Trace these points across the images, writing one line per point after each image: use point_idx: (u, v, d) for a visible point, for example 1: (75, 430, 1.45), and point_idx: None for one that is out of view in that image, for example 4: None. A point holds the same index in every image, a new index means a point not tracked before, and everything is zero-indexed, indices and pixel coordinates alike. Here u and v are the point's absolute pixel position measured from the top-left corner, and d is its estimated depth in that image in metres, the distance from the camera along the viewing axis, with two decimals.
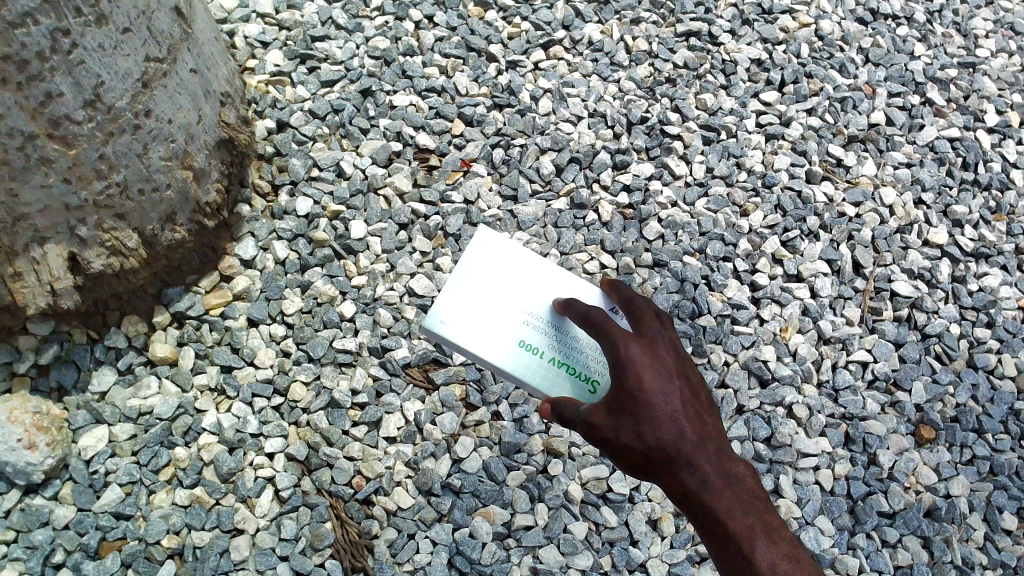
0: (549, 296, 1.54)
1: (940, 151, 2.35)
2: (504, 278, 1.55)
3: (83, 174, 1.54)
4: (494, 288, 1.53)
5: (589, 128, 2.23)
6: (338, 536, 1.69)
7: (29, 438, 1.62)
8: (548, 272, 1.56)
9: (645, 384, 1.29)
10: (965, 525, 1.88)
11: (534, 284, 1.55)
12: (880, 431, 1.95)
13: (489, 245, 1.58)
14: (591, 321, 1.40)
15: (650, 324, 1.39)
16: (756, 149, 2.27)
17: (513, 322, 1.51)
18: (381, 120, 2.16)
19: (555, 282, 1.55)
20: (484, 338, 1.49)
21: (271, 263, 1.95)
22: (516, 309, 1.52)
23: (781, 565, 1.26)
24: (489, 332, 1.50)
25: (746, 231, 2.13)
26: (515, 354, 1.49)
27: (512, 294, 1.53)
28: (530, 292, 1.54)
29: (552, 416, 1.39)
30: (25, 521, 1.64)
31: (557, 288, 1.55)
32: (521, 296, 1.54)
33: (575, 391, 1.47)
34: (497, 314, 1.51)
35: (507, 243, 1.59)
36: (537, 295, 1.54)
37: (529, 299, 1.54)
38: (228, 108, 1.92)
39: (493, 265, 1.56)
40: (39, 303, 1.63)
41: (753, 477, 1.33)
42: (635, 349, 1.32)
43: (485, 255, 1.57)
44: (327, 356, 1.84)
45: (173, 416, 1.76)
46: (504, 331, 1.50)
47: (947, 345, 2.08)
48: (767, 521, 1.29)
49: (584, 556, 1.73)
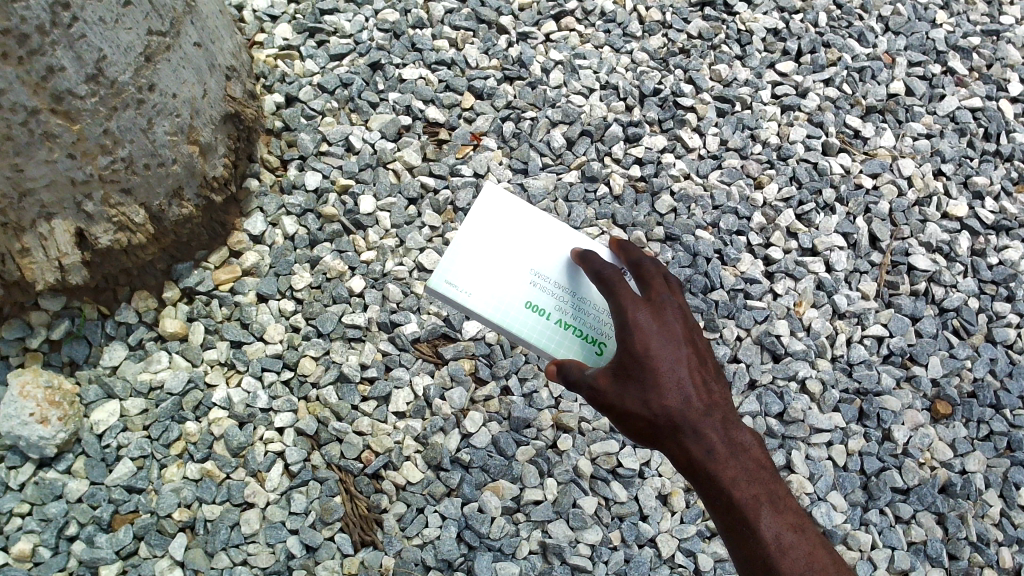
0: (556, 257, 1.52)
1: (961, 122, 2.30)
2: (510, 233, 1.53)
3: (88, 149, 1.54)
4: (503, 250, 1.51)
5: (601, 100, 2.20)
6: (348, 510, 1.69)
7: (41, 413, 1.64)
8: (554, 233, 1.54)
9: (650, 352, 1.27)
10: (981, 501, 1.86)
11: (541, 243, 1.53)
12: (895, 407, 1.92)
13: (495, 203, 1.55)
14: (605, 281, 1.37)
15: (659, 288, 1.35)
16: (772, 121, 2.23)
17: (520, 282, 1.49)
18: (391, 93, 2.14)
19: (566, 242, 1.53)
20: (489, 299, 1.48)
21: (280, 238, 1.95)
22: (526, 269, 1.50)
23: (786, 535, 1.24)
24: (495, 293, 1.49)
25: (760, 205, 2.10)
26: (521, 315, 1.48)
27: (524, 257, 1.51)
28: (539, 252, 1.52)
29: (557, 378, 1.35)
30: (38, 494, 1.66)
31: (567, 247, 1.52)
32: (529, 256, 1.52)
33: (582, 352, 1.46)
34: (505, 274, 1.50)
35: (517, 202, 1.56)
36: (544, 256, 1.52)
37: (538, 259, 1.52)
38: (235, 82, 1.91)
39: (505, 227, 1.53)
40: (48, 279, 1.65)
41: (759, 446, 1.31)
42: (642, 314, 1.30)
43: (493, 213, 1.54)
44: (336, 331, 1.84)
45: (184, 390, 1.76)
46: (511, 290, 1.49)
47: (965, 320, 2.05)
48: (771, 490, 1.27)
49: (593, 530, 1.72)
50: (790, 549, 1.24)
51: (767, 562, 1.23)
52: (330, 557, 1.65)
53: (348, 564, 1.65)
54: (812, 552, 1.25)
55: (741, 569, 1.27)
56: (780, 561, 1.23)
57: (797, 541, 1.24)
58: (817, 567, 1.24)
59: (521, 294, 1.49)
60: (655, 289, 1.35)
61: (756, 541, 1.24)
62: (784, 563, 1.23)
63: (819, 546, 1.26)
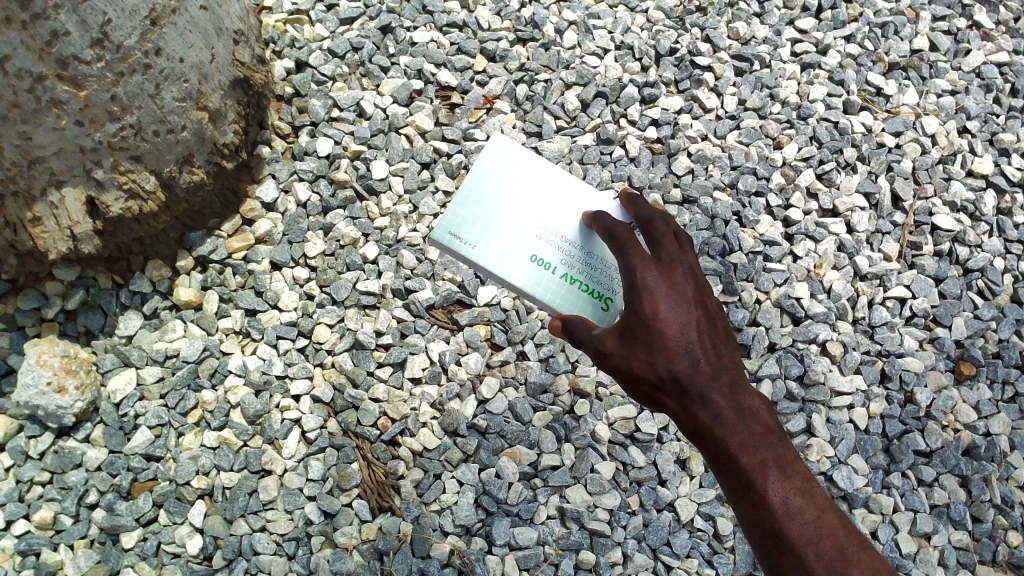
0: (567, 210, 1.49)
1: (987, 77, 2.25)
2: (519, 185, 1.50)
3: (96, 116, 1.53)
4: (511, 204, 1.48)
5: (616, 61, 2.16)
6: (365, 477, 1.70)
7: (59, 381, 1.64)
8: (564, 183, 1.51)
9: (656, 317, 1.23)
10: (1005, 463, 1.84)
11: (551, 195, 1.50)
12: (918, 369, 1.89)
13: (503, 156, 1.51)
14: (615, 238, 1.34)
15: (670, 247, 1.31)
16: (791, 79, 2.18)
17: (527, 236, 1.47)
18: (402, 57, 2.10)
19: (574, 199, 1.50)
20: (496, 253, 1.45)
21: (293, 206, 1.93)
22: (533, 224, 1.48)
23: (793, 500, 1.22)
24: (501, 247, 1.46)
25: (780, 164, 2.06)
26: (527, 270, 1.46)
27: (532, 210, 1.49)
28: (546, 208, 1.49)
29: (563, 334, 1.34)
30: (58, 463, 1.67)
31: (576, 205, 1.49)
32: (535, 211, 1.49)
33: (588, 309, 1.46)
34: (512, 230, 1.47)
35: (525, 153, 1.52)
36: (553, 209, 1.49)
37: (547, 215, 1.48)
38: (243, 46, 1.88)
39: (514, 179, 1.50)
40: (60, 248, 1.64)
41: (769, 410, 1.28)
42: (651, 274, 1.26)
43: (502, 168, 1.50)
44: (350, 298, 1.83)
45: (199, 358, 1.76)
46: (517, 246, 1.46)
47: (991, 280, 2.00)
48: (779, 454, 1.24)
49: (611, 495, 1.71)
50: (798, 513, 1.22)
51: (773, 526, 1.21)
52: (348, 523, 1.66)
53: (366, 531, 1.65)
54: (818, 516, 1.22)
55: (748, 531, 1.26)
56: (787, 526, 1.21)
57: (804, 506, 1.22)
58: (825, 531, 1.22)
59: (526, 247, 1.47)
60: (666, 250, 1.30)
61: (762, 505, 1.22)
62: (791, 528, 1.21)
63: (827, 509, 1.24)
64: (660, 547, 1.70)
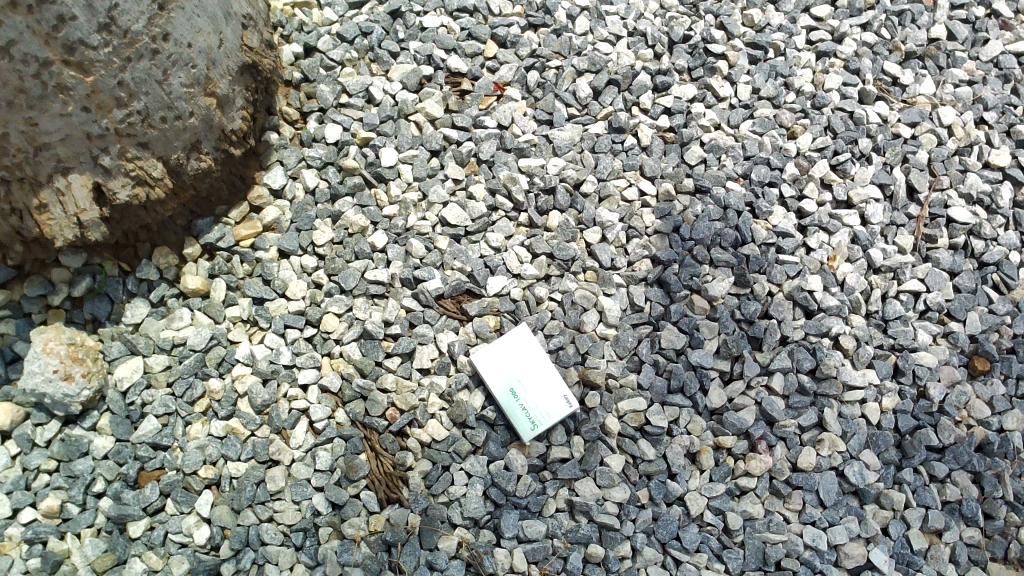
0: (541, 393, 1.69)
1: (1005, 67, 2.22)
2: (520, 364, 1.71)
3: (103, 102, 1.52)
4: (505, 351, 1.71)
5: (628, 48, 2.13)
6: (373, 468, 1.69)
7: (65, 369, 1.63)
8: (549, 379, 1.70)
9: None
10: (1018, 460, 1.83)
11: (537, 380, 1.70)
12: (931, 363, 1.87)
13: (518, 345, 1.72)
14: None
15: None
16: (806, 68, 2.15)
17: (511, 369, 1.71)
18: (412, 43, 2.07)
19: (550, 387, 1.70)
20: (491, 367, 1.71)
21: (301, 192, 1.91)
22: (519, 376, 1.70)
23: None
24: (498, 364, 1.71)
25: (794, 155, 2.03)
26: (502, 393, 1.70)
27: (523, 371, 1.70)
28: (532, 376, 1.70)
29: None
30: (65, 451, 1.66)
31: (550, 394, 1.69)
32: (526, 368, 1.71)
33: (522, 427, 1.69)
34: (512, 353, 1.71)
35: (535, 346, 1.73)
36: (535, 379, 1.70)
37: (531, 376, 1.70)
38: (252, 31, 1.83)
39: (519, 360, 1.71)
40: (67, 236, 1.61)
41: None
42: None
43: (513, 350, 1.72)
44: (359, 287, 1.81)
45: (206, 347, 1.74)
46: (506, 375, 1.70)
47: (1006, 274, 1.98)
48: None
49: (620, 489, 1.70)
50: None
51: None
52: (356, 514, 1.65)
53: (373, 522, 1.64)
54: None
55: None
56: None
57: None
58: None
59: (508, 378, 1.70)
60: None
61: None
62: None
63: None
64: (669, 541, 1.69)
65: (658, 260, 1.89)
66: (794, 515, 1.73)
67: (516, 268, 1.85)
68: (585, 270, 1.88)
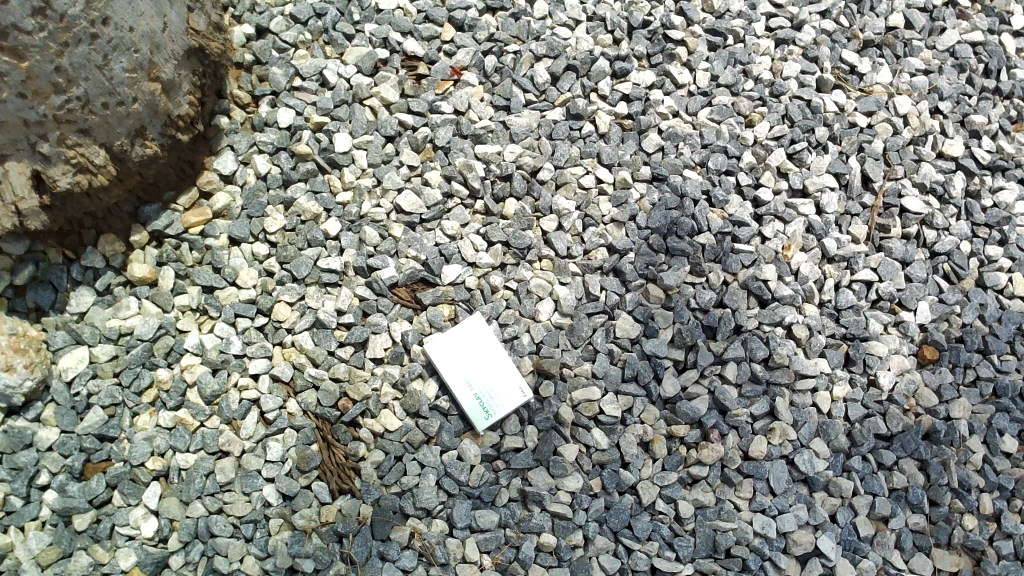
0: (496, 383, 1.69)
1: (961, 56, 2.23)
2: (475, 356, 1.70)
3: (39, 88, 1.50)
4: (460, 342, 1.71)
5: (587, 33, 2.11)
6: (325, 458, 1.67)
7: (6, 361, 1.60)
8: (504, 370, 1.69)
9: None
10: (964, 448, 1.86)
11: (492, 371, 1.69)
12: (881, 353, 1.89)
13: (474, 336, 1.71)
14: None
15: None
16: (765, 55, 2.14)
17: (466, 360, 1.70)
18: (367, 24, 2.03)
19: (505, 379, 1.69)
20: (447, 360, 1.70)
21: (252, 177, 1.88)
22: (474, 368, 1.69)
23: None
24: (453, 356, 1.70)
25: (751, 143, 2.02)
26: (457, 385, 1.69)
27: (479, 362, 1.70)
28: (487, 368, 1.69)
29: None
30: (8, 443, 1.62)
31: (504, 385, 1.69)
32: (481, 360, 1.70)
33: (475, 417, 1.69)
34: (469, 344, 1.71)
35: (491, 337, 1.72)
36: (489, 370, 1.69)
37: (486, 367, 1.69)
38: (198, 13, 1.77)
39: (474, 351, 1.70)
40: (5, 224, 1.58)
41: None
42: None
43: (468, 341, 1.71)
44: (311, 275, 1.79)
45: (154, 337, 1.72)
46: (461, 366, 1.70)
47: (957, 264, 2.01)
48: None
49: (573, 478, 1.71)
50: None
51: None
52: (307, 505, 1.64)
53: (325, 513, 1.63)
54: None
55: None
56: None
57: None
58: None
59: (463, 370, 1.69)
60: None
61: None
62: None
63: None
64: (621, 530, 1.69)
65: (614, 248, 1.89)
66: (745, 503, 1.74)
67: (472, 256, 1.83)
68: (540, 258, 1.87)
